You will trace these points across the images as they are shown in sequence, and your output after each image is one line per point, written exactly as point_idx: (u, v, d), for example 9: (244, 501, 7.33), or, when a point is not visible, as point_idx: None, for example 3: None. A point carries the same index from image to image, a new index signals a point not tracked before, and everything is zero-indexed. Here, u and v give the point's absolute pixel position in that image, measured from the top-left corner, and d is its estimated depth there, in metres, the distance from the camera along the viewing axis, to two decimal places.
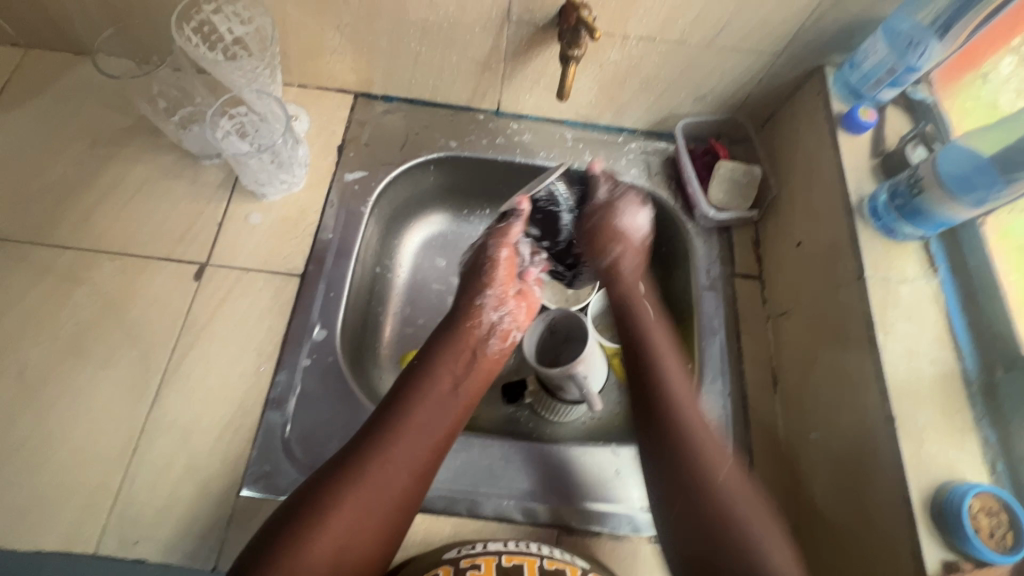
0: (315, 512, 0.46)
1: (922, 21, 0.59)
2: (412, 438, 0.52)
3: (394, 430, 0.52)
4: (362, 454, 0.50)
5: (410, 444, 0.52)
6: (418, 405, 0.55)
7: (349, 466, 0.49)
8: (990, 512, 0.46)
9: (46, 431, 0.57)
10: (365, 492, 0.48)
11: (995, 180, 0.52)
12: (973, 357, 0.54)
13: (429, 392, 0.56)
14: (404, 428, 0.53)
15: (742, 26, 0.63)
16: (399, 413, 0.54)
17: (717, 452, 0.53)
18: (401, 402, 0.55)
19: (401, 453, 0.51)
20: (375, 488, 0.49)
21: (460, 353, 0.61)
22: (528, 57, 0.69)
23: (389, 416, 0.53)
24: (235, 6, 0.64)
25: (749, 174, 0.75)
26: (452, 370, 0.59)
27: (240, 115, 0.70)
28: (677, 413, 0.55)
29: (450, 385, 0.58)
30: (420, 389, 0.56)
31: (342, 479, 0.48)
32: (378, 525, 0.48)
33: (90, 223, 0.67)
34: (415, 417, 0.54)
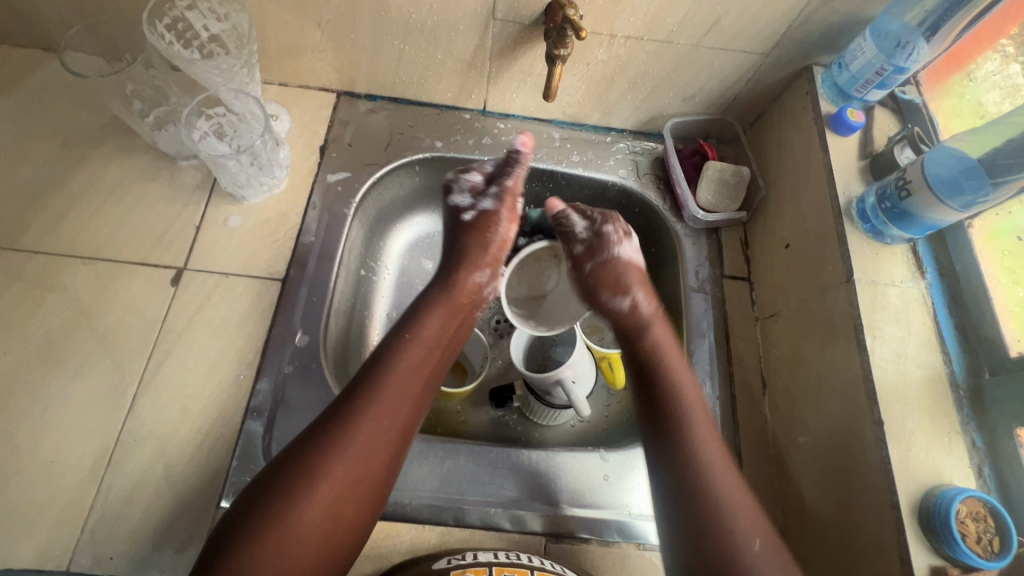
0: (299, 486, 0.46)
1: (911, 22, 0.60)
2: (375, 433, 0.50)
3: (377, 399, 0.51)
4: (314, 460, 0.47)
5: (370, 439, 0.50)
6: (379, 394, 0.52)
7: (301, 474, 0.47)
8: (977, 517, 0.46)
9: (15, 444, 0.55)
10: (327, 499, 0.46)
11: (983, 183, 0.52)
12: (960, 360, 0.54)
13: (391, 381, 0.53)
14: (386, 397, 0.52)
15: (731, 25, 0.63)
16: (357, 409, 0.50)
17: (718, 455, 0.52)
18: (357, 395, 0.51)
19: (364, 456, 0.49)
20: (336, 494, 0.47)
21: (434, 335, 0.58)
22: (514, 55, 0.68)
23: (345, 412, 0.50)
24: (211, 2, 0.61)
25: (738, 174, 0.74)
26: (415, 354, 0.55)
27: (217, 116, 0.68)
28: (682, 423, 0.54)
29: (416, 369, 0.55)
30: (380, 378, 0.53)
31: (326, 450, 0.48)
32: (348, 524, 0.47)
33: (61, 227, 0.65)
34: (400, 383, 0.53)
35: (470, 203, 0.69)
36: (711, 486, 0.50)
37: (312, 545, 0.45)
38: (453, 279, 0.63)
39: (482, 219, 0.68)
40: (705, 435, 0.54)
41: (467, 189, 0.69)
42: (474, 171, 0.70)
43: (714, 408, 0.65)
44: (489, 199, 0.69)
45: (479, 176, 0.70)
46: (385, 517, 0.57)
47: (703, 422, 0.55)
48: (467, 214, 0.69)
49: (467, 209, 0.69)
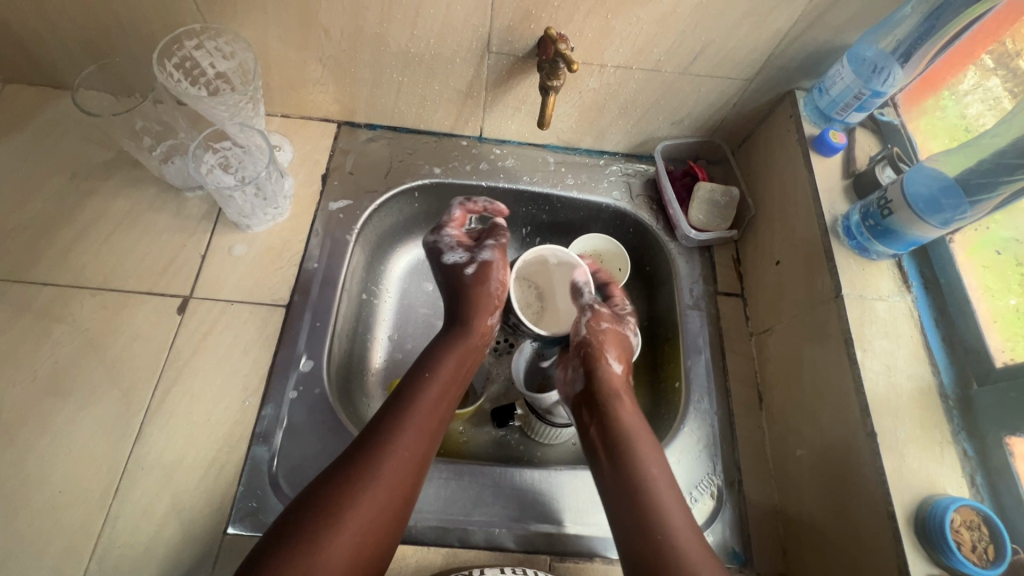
0: (318, 526, 0.47)
1: (885, 49, 0.63)
2: (398, 466, 0.52)
3: (392, 433, 0.53)
4: (340, 495, 0.49)
5: (394, 472, 0.51)
6: (401, 428, 0.54)
7: (327, 512, 0.48)
8: (971, 525, 0.47)
9: (24, 474, 0.56)
10: (353, 532, 0.47)
11: (961, 202, 0.54)
12: (949, 371, 0.56)
13: (408, 419, 0.55)
14: (402, 432, 0.54)
15: (715, 54, 0.66)
16: (381, 443, 0.52)
17: (664, 483, 0.55)
18: (371, 440, 0.53)
19: (382, 490, 0.50)
20: (362, 525, 0.48)
21: (451, 376, 0.61)
22: (508, 85, 0.71)
23: (364, 454, 0.52)
24: (218, 40, 0.65)
25: (728, 195, 0.77)
26: (433, 393, 0.58)
27: (224, 149, 0.71)
28: (639, 476, 0.55)
29: (432, 408, 0.57)
30: (403, 413, 0.55)
31: (348, 487, 0.49)
32: (371, 557, 0.48)
33: (69, 259, 0.66)
34: (413, 421, 0.55)
35: (466, 257, 0.70)
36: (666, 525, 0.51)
37: None
38: (469, 325, 0.65)
39: (481, 272, 0.68)
40: (660, 482, 0.55)
41: (454, 245, 0.71)
42: (452, 227, 0.72)
43: (712, 423, 0.66)
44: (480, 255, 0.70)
45: (455, 230, 0.72)
46: None
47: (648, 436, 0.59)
48: (467, 269, 0.69)
49: (466, 263, 0.69)
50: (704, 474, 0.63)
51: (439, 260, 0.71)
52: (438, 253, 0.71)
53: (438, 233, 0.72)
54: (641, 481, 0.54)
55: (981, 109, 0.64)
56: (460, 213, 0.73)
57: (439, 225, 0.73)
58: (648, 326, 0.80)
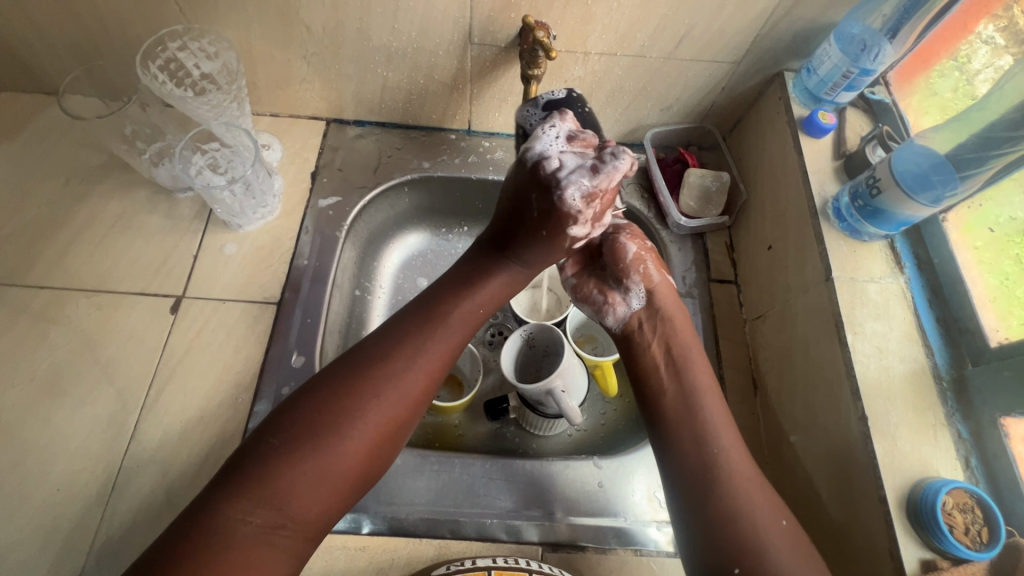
0: (330, 428, 0.46)
1: (873, 25, 0.61)
2: (412, 383, 0.51)
3: (414, 350, 0.52)
4: (359, 400, 0.48)
5: (406, 395, 0.50)
6: (425, 346, 0.53)
7: (339, 414, 0.47)
8: (964, 508, 0.46)
9: (23, 473, 0.57)
10: (361, 444, 0.47)
11: (951, 178, 0.53)
12: (943, 353, 0.55)
13: (430, 339, 0.53)
14: (424, 348, 0.52)
15: (700, 37, 0.64)
16: (404, 356, 0.51)
17: (734, 449, 0.53)
18: (395, 354, 0.51)
19: (396, 402, 0.50)
20: (372, 434, 0.48)
21: (477, 300, 0.58)
22: (493, 76, 0.71)
23: (382, 366, 0.50)
24: (200, 42, 0.65)
25: (719, 179, 0.76)
26: (464, 316, 0.56)
27: (211, 150, 0.72)
28: (698, 415, 0.55)
29: (456, 332, 0.55)
30: (432, 333, 0.54)
31: (365, 395, 0.48)
32: (374, 468, 0.49)
33: (64, 262, 0.67)
34: (436, 340, 0.53)
35: (589, 231, 0.57)
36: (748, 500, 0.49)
37: (339, 485, 0.46)
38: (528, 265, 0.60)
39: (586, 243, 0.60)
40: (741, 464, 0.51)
41: (589, 219, 0.55)
42: (599, 198, 0.54)
43: None
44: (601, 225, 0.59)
45: (599, 199, 0.54)
46: (379, 532, 0.58)
47: (714, 398, 0.57)
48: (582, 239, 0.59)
49: (582, 238, 0.58)
50: None
51: (561, 231, 0.56)
52: (568, 222, 0.55)
53: (584, 202, 0.53)
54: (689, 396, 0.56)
55: (980, 81, 0.62)
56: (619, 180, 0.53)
57: (591, 188, 0.52)
58: None
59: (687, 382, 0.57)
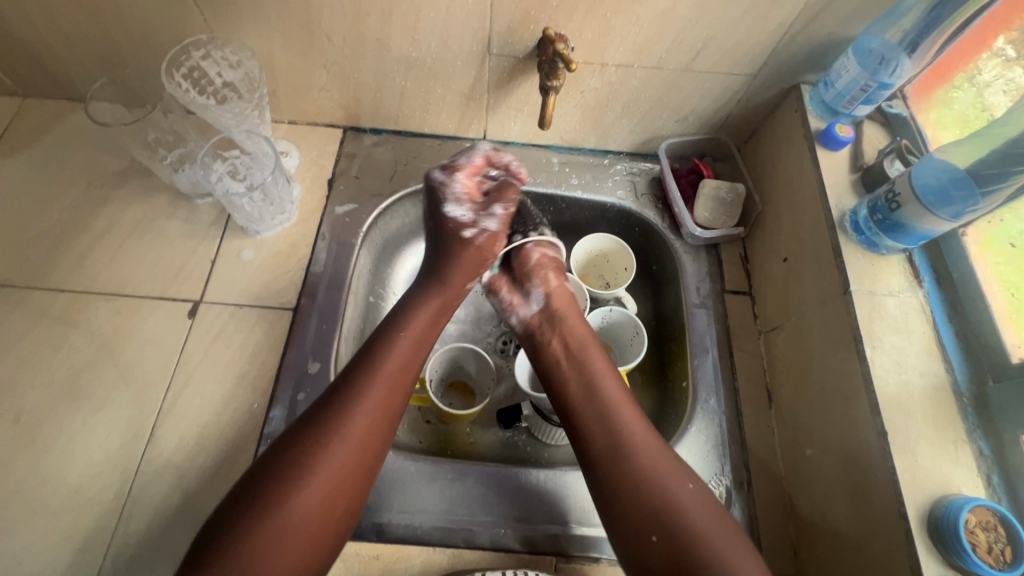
0: (285, 480, 0.47)
1: (891, 40, 0.62)
2: (361, 424, 0.51)
3: (357, 389, 0.53)
4: (303, 457, 0.48)
5: (357, 433, 0.51)
6: (368, 386, 0.53)
7: (293, 466, 0.48)
8: (986, 526, 0.46)
9: (41, 475, 0.57)
10: (319, 491, 0.48)
11: (972, 193, 0.53)
12: (963, 368, 0.54)
13: (373, 374, 0.54)
14: (369, 383, 0.53)
15: (717, 50, 0.65)
16: (350, 400, 0.52)
17: (668, 466, 0.52)
18: (340, 397, 0.52)
19: (349, 444, 0.50)
20: (325, 483, 0.48)
21: (417, 331, 0.59)
22: (510, 87, 0.71)
23: (331, 411, 0.51)
24: (224, 51, 0.66)
25: (734, 191, 0.76)
26: (404, 348, 0.57)
27: (232, 157, 0.72)
28: (626, 440, 0.54)
29: (400, 364, 0.56)
30: (374, 374, 0.54)
31: (314, 443, 0.49)
32: (339, 516, 0.49)
33: (84, 266, 0.68)
34: (378, 374, 0.54)
35: (472, 219, 0.66)
36: (680, 500, 0.50)
37: (304, 536, 0.46)
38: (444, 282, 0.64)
39: (483, 240, 0.66)
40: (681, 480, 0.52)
41: (461, 198, 0.66)
42: (463, 175, 0.66)
43: (720, 423, 0.65)
44: (489, 216, 0.66)
45: (467, 177, 0.67)
46: (393, 540, 0.58)
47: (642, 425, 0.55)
48: (468, 230, 0.65)
49: (467, 224, 0.65)
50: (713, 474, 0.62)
51: (438, 209, 0.66)
52: (440, 200, 0.66)
53: (447, 174, 0.66)
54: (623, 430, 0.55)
55: (1000, 95, 0.62)
56: (479, 159, 0.68)
57: (450, 165, 0.67)
58: (655, 326, 0.79)
59: (612, 409, 0.56)
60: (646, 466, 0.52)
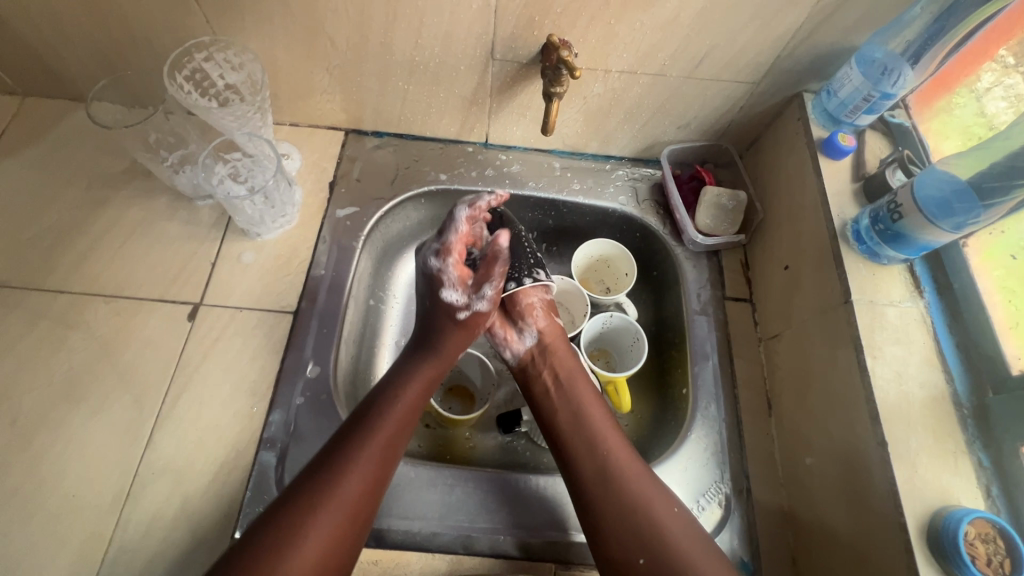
0: (285, 535, 0.47)
1: (895, 50, 0.62)
2: (360, 479, 0.52)
3: (359, 444, 0.54)
4: (296, 521, 0.48)
5: (357, 490, 0.52)
6: (368, 443, 0.54)
7: (293, 521, 0.48)
8: (986, 538, 0.46)
9: (38, 479, 0.57)
10: (319, 547, 0.48)
11: (974, 205, 0.53)
12: (962, 379, 0.55)
13: (375, 429, 0.55)
14: (370, 440, 0.54)
15: (720, 58, 0.65)
16: (351, 457, 0.53)
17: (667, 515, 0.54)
18: (342, 452, 0.53)
19: (348, 502, 0.51)
20: (324, 547, 0.48)
21: (415, 390, 0.60)
22: (513, 92, 0.71)
23: (332, 467, 0.52)
24: (226, 53, 0.66)
25: (735, 199, 0.76)
26: (403, 406, 0.58)
27: (234, 160, 0.72)
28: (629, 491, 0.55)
29: (401, 421, 0.57)
30: (366, 432, 0.55)
31: (314, 499, 0.50)
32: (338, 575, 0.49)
33: (84, 267, 0.68)
34: (380, 431, 0.55)
35: (466, 300, 0.65)
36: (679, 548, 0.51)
37: None
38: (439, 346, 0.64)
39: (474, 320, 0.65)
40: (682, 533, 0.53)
41: (455, 282, 0.66)
42: (453, 255, 0.66)
43: (720, 430, 0.65)
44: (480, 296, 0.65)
45: (456, 255, 0.66)
46: (392, 546, 0.58)
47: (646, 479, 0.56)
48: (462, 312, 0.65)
49: (461, 307, 0.65)
50: (712, 481, 0.62)
51: (436, 294, 0.66)
52: (438, 285, 0.66)
53: (441, 259, 0.66)
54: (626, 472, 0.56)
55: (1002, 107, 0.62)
56: (466, 225, 0.67)
57: (441, 247, 0.66)
58: (655, 332, 0.79)
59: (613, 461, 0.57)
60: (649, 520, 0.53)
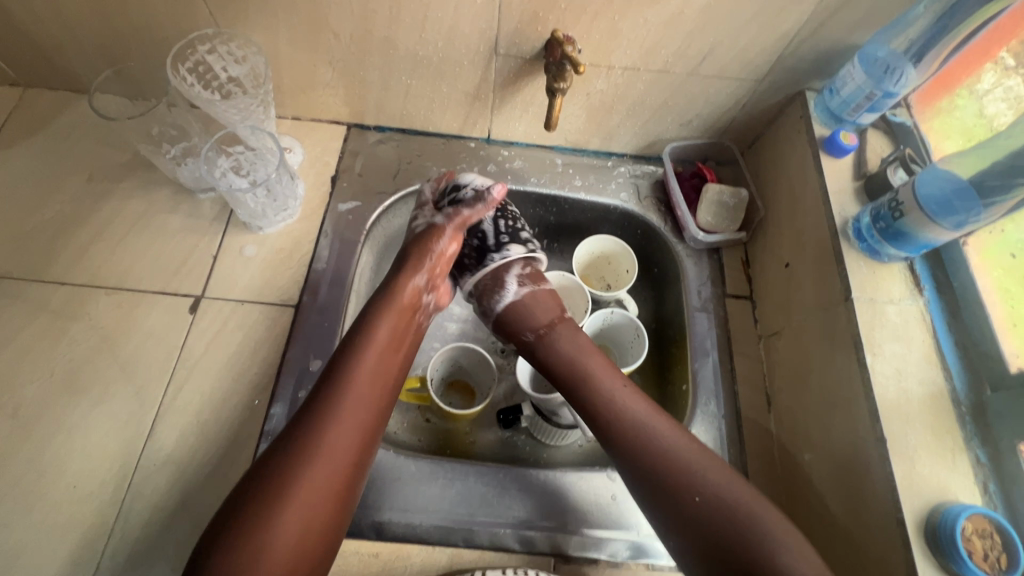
0: (262, 504, 0.45)
1: (897, 49, 0.62)
2: (332, 440, 0.50)
3: (327, 403, 0.51)
4: (254, 533, 0.44)
5: (330, 450, 0.49)
6: (335, 403, 0.52)
7: (269, 488, 0.46)
8: (982, 533, 0.46)
9: (40, 469, 0.57)
10: (299, 511, 0.46)
11: (975, 204, 0.53)
12: (961, 376, 0.55)
13: (342, 389, 0.53)
14: (337, 401, 0.52)
15: (723, 55, 0.65)
16: (318, 419, 0.50)
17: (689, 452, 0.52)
18: (309, 416, 0.51)
19: (324, 463, 0.49)
20: (302, 513, 0.46)
21: (381, 346, 0.57)
22: (516, 87, 0.71)
23: (299, 432, 0.49)
24: (230, 46, 0.66)
25: (737, 196, 0.77)
26: (368, 363, 0.55)
27: (236, 153, 0.72)
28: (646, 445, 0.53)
29: (369, 379, 0.55)
30: (333, 393, 0.52)
31: (286, 466, 0.47)
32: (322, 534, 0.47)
33: (85, 259, 0.68)
34: (348, 390, 0.53)
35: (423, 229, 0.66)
36: (710, 503, 0.49)
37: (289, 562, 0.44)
38: (395, 286, 0.62)
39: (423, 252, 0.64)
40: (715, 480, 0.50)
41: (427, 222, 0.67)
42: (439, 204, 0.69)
43: (719, 426, 0.65)
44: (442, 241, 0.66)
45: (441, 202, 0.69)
46: (393, 539, 0.58)
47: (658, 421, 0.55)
48: (427, 294, 0.64)
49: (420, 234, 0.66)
50: None
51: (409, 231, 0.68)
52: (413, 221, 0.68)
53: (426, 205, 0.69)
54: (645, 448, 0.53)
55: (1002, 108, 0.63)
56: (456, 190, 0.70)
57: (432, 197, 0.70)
58: (655, 329, 0.80)
59: (628, 420, 0.55)
60: (680, 474, 0.51)
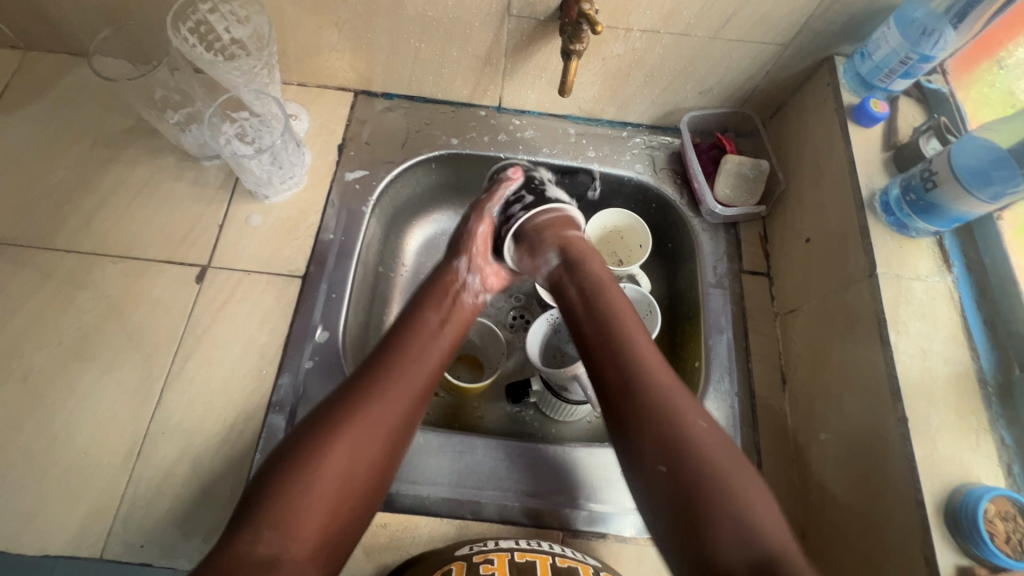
0: (319, 438, 0.47)
1: (936, 10, 0.59)
2: (395, 390, 0.52)
3: (390, 358, 0.54)
4: (296, 479, 0.45)
5: (388, 399, 0.51)
6: (396, 360, 0.54)
7: (327, 422, 0.48)
8: (1005, 516, 0.45)
9: (50, 435, 0.57)
10: (349, 449, 0.47)
11: (1015, 175, 0.51)
12: (989, 356, 0.53)
13: (406, 345, 0.55)
14: (400, 356, 0.54)
15: (748, 17, 0.62)
16: (381, 371, 0.52)
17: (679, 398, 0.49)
18: (373, 368, 0.53)
19: (378, 409, 0.50)
20: (351, 449, 0.47)
21: (438, 313, 0.60)
22: (528, 52, 0.68)
23: (362, 378, 0.52)
24: (232, 5, 0.63)
25: (757, 168, 0.74)
26: (431, 329, 0.58)
27: (241, 119, 0.70)
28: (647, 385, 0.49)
29: (430, 341, 0.57)
30: (395, 349, 0.55)
31: (346, 408, 0.49)
32: (368, 479, 0.48)
33: (91, 227, 0.67)
34: (410, 347, 0.55)
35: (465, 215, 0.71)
36: (712, 432, 0.47)
37: (333, 495, 0.46)
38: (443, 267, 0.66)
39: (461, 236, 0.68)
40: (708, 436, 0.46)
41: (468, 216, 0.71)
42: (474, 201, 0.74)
43: (732, 403, 0.64)
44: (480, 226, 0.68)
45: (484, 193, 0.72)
46: (401, 509, 0.58)
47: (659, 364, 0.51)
48: (468, 274, 0.66)
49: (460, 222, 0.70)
50: None
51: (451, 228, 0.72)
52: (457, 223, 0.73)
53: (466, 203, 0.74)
54: (640, 378, 0.50)
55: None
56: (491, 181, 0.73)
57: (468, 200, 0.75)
58: (668, 306, 0.78)
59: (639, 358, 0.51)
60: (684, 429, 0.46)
